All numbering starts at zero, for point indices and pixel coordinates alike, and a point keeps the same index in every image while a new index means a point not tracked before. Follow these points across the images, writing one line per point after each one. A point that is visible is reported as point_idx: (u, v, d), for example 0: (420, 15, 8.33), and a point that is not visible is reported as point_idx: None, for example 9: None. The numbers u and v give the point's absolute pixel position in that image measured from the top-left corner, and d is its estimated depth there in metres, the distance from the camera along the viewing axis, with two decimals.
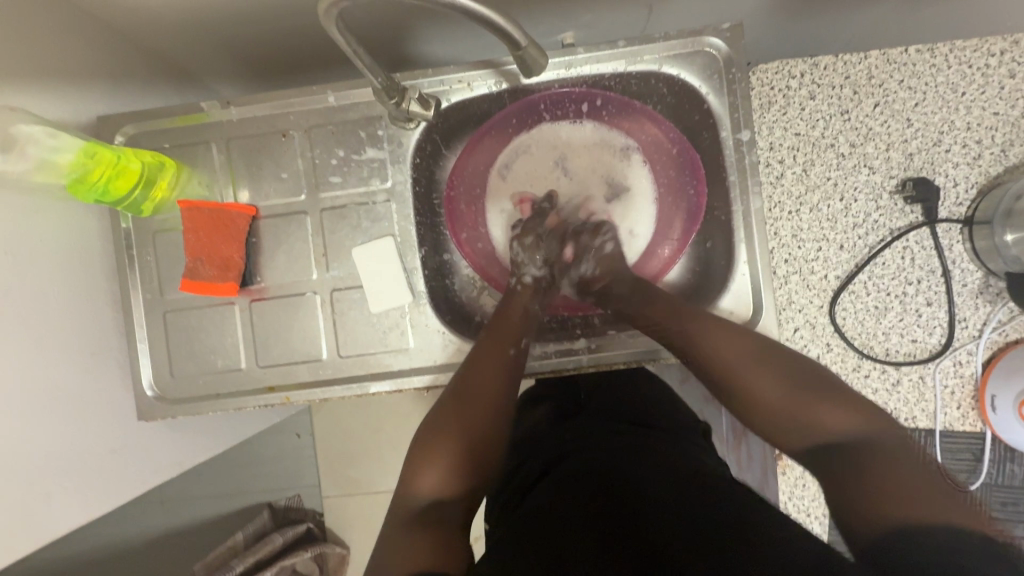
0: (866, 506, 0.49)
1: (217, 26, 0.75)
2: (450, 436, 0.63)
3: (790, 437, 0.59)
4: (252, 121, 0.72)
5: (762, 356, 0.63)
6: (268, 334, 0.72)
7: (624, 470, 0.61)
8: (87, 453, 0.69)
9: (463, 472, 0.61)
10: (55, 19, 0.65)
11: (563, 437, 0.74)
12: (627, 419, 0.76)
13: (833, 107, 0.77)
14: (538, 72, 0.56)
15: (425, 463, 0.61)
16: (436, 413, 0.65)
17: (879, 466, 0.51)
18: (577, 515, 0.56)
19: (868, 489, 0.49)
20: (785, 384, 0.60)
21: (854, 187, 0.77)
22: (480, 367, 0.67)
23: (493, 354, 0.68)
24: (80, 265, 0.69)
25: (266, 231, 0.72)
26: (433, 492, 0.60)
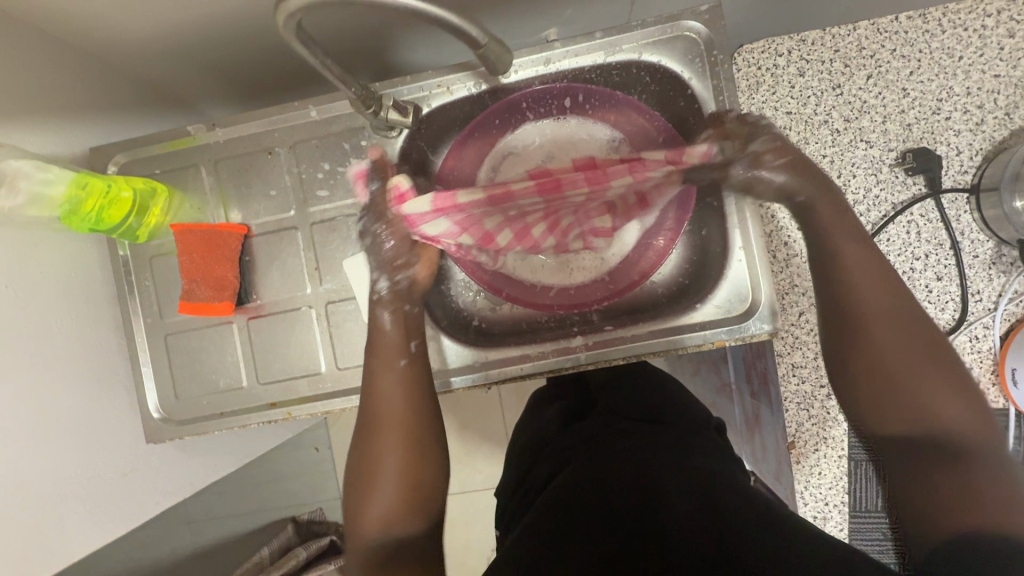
0: (956, 511, 0.48)
1: (201, 47, 0.77)
2: (378, 465, 0.62)
3: (890, 414, 0.54)
4: (239, 141, 0.73)
5: (901, 320, 0.56)
6: (267, 351, 0.73)
7: (631, 471, 0.60)
8: (97, 479, 0.70)
9: (404, 496, 0.61)
10: (39, 55, 0.66)
11: (569, 437, 0.73)
12: (634, 414, 0.74)
13: (824, 82, 0.75)
14: (504, 60, 0.55)
15: (364, 499, 0.61)
16: (358, 444, 0.64)
17: (984, 478, 0.49)
18: (586, 516, 0.55)
19: (960, 485, 0.49)
20: (918, 356, 0.55)
21: (851, 163, 0.74)
22: (388, 388, 0.65)
23: (395, 370, 0.65)
24: (79, 294, 0.70)
25: (259, 249, 0.73)
26: (380, 527, 0.60)
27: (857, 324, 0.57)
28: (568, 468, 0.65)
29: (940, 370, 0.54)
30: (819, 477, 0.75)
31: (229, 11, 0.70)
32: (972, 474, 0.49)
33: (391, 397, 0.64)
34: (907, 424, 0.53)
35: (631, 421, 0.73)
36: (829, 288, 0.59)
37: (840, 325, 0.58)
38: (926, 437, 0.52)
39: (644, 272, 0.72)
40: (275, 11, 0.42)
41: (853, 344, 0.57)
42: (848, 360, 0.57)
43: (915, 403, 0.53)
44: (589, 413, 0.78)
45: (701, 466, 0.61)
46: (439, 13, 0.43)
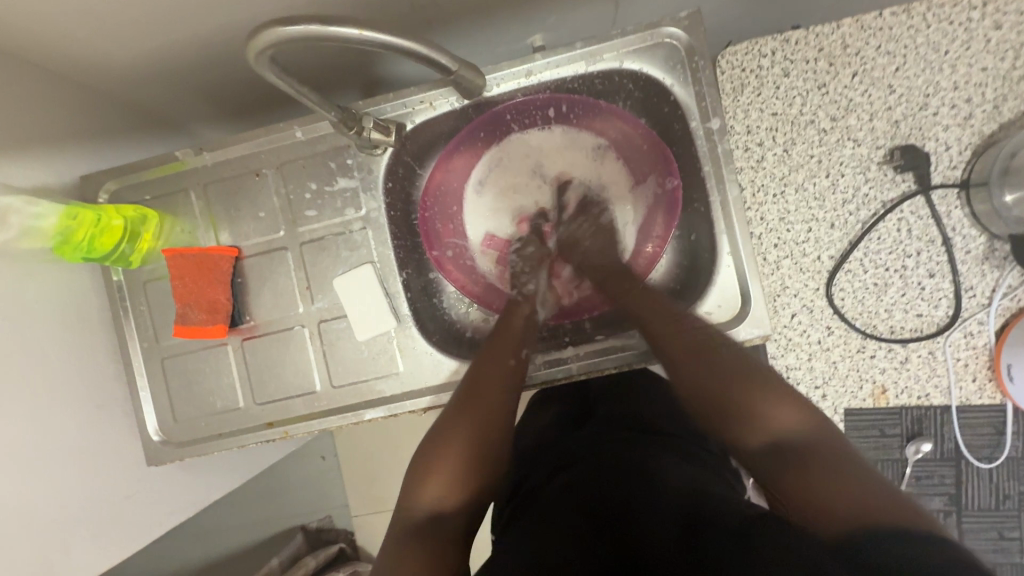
0: (816, 498, 0.47)
1: (186, 68, 0.77)
2: (459, 444, 0.63)
3: (744, 435, 0.57)
4: (226, 164, 0.73)
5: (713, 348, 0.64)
6: (262, 371, 0.73)
7: (619, 481, 0.60)
8: (100, 502, 0.71)
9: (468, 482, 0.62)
10: (27, 87, 0.67)
11: (564, 449, 0.73)
12: (623, 425, 0.74)
13: (809, 82, 0.74)
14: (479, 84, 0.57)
15: (430, 471, 0.62)
16: (442, 417, 0.66)
17: (825, 466, 0.50)
18: (566, 520, 0.56)
19: (802, 476, 0.50)
20: (737, 377, 0.61)
21: (839, 162, 0.74)
22: (492, 378, 0.67)
23: (501, 365, 0.68)
24: (77, 321, 0.71)
25: (250, 270, 0.73)
26: (431, 505, 0.60)
27: (680, 358, 0.65)
28: (557, 479, 0.65)
29: (761, 384, 0.59)
30: None
31: (211, 34, 0.71)
32: (813, 465, 0.50)
33: (488, 385, 0.67)
34: (753, 439, 0.56)
35: (621, 429, 0.73)
36: (666, 329, 0.67)
37: (678, 364, 0.65)
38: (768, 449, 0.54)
39: (634, 280, 0.72)
40: (246, 46, 0.43)
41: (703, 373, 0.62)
42: (694, 393, 0.63)
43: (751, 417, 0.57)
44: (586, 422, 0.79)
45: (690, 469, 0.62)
46: (411, 46, 0.45)
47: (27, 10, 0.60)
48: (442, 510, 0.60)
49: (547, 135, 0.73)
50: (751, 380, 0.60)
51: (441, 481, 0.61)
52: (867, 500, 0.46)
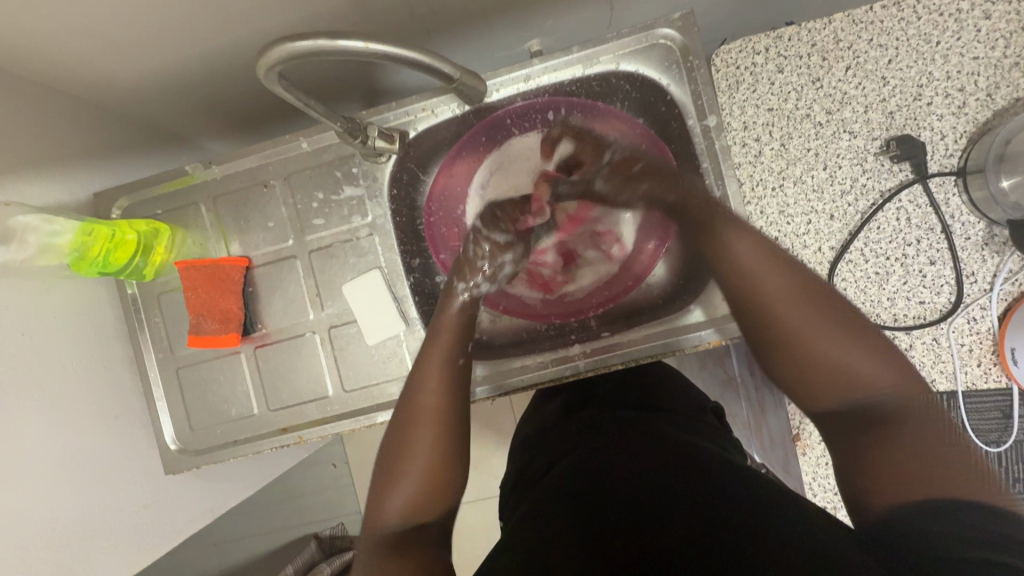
0: (887, 476, 0.48)
1: (193, 85, 0.79)
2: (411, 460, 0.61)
3: (823, 394, 0.54)
4: (235, 177, 0.75)
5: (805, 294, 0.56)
6: (275, 377, 0.75)
7: (620, 461, 0.61)
8: (121, 512, 0.73)
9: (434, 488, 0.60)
10: (41, 110, 0.69)
11: (568, 429, 0.74)
12: (630, 404, 0.75)
13: (803, 77, 0.75)
14: (478, 89, 0.58)
15: (390, 485, 0.60)
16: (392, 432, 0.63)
17: (908, 434, 0.48)
18: (569, 507, 0.57)
19: (886, 457, 0.48)
20: (827, 327, 0.54)
21: (836, 154, 0.75)
22: (431, 383, 0.64)
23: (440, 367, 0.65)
24: (94, 336, 0.73)
25: (261, 280, 0.75)
26: (400, 516, 0.59)
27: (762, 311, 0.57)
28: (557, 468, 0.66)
29: (851, 334, 0.53)
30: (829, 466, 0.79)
31: (217, 50, 0.73)
32: (900, 441, 0.48)
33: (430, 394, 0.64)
34: (832, 397, 0.53)
35: (623, 414, 0.73)
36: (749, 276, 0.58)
37: (760, 316, 0.57)
38: (849, 407, 0.52)
39: (637, 276, 0.73)
40: (257, 65, 0.45)
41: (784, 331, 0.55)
42: (773, 343, 0.56)
43: (829, 375, 0.53)
44: (590, 404, 0.79)
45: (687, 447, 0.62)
46: (412, 54, 0.46)
47: (41, 35, 0.62)
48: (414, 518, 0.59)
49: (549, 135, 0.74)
50: (836, 328, 0.54)
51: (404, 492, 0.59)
52: (946, 476, 0.45)
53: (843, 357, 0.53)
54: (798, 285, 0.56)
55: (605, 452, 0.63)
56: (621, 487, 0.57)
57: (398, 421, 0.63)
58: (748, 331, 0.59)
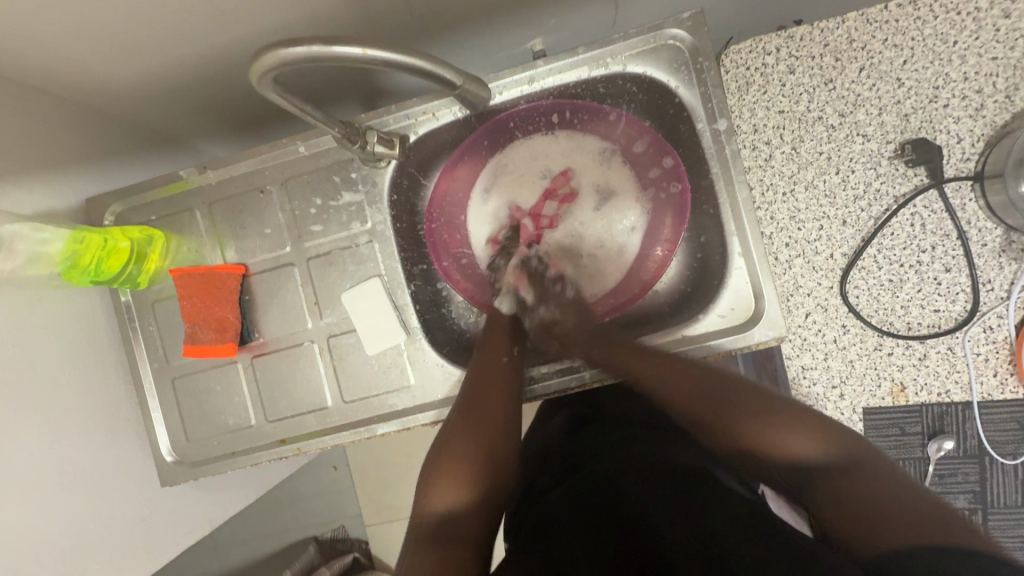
0: (850, 524, 0.50)
1: (188, 87, 0.77)
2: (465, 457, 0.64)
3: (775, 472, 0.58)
4: (231, 182, 0.73)
5: (702, 377, 0.63)
6: (273, 388, 0.73)
7: (627, 472, 0.60)
8: (117, 526, 0.71)
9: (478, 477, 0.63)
10: (31, 115, 0.67)
11: (575, 441, 0.73)
12: (638, 417, 0.74)
13: (815, 78, 0.73)
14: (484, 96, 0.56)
15: (439, 476, 0.63)
16: (449, 433, 0.66)
17: (858, 491, 0.51)
18: (575, 516, 0.57)
19: (850, 509, 0.51)
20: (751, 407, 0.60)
21: (849, 158, 0.73)
22: (503, 388, 0.67)
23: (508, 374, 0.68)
24: (87, 346, 0.71)
25: (257, 287, 0.73)
26: (440, 511, 0.61)
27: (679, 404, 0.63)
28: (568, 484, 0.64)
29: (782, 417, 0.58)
30: None
31: (212, 51, 0.71)
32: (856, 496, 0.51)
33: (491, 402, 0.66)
34: (779, 465, 0.57)
35: (634, 426, 0.72)
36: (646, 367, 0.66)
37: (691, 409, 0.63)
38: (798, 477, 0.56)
39: (645, 284, 0.71)
40: (250, 73, 0.43)
41: (715, 408, 0.61)
42: (693, 409, 0.63)
43: (771, 439, 0.57)
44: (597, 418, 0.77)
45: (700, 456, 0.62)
46: (415, 61, 0.45)
47: (30, 36, 0.60)
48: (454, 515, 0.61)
49: (553, 138, 0.72)
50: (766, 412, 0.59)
51: (445, 489, 0.62)
52: (895, 521, 0.48)
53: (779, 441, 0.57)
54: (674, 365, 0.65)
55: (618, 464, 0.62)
56: (634, 500, 0.56)
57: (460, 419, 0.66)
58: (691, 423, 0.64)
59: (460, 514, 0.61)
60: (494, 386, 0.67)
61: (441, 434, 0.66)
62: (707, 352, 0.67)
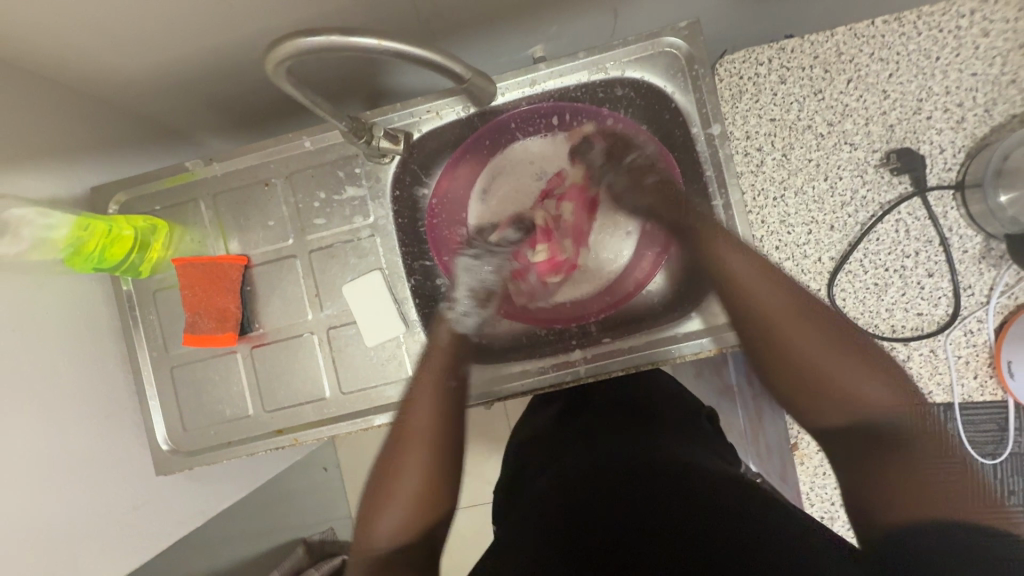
0: (908, 500, 0.52)
1: (196, 82, 0.79)
2: (403, 491, 0.63)
3: (830, 419, 0.58)
4: (236, 174, 0.74)
5: (795, 305, 0.61)
6: (271, 378, 0.74)
7: (611, 462, 0.62)
8: (111, 514, 0.71)
9: (417, 508, 0.63)
10: (41, 104, 0.69)
11: (565, 429, 0.75)
12: (633, 405, 0.75)
13: (805, 88, 0.76)
14: (489, 91, 0.57)
15: (378, 510, 0.62)
16: (379, 468, 0.65)
17: (911, 460, 0.53)
18: (558, 503, 0.58)
19: (903, 479, 0.53)
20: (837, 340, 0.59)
21: (837, 166, 0.76)
22: (422, 415, 0.67)
23: (431, 398, 0.67)
24: (86, 333, 0.71)
25: (259, 278, 0.74)
26: (389, 536, 0.61)
27: (769, 326, 0.61)
28: (547, 477, 0.65)
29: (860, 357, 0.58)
30: (825, 475, 0.82)
31: (221, 47, 0.73)
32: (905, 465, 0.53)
33: (416, 433, 0.66)
34: (839, 416, 0.57)
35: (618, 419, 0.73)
36: (742, 291, 0.64)
37: (775, 338, 0.60)
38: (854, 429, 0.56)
39: (639, 282, 0.73)
40: (271, 63, 0.44)
41: (785, 366, 0.60)
42: (772, 360, 0.61)
43: (843, 396, 0.57)
44: (584, 408, 0.78)
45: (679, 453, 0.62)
46: (424, 52, 0.46)
47: (43, 27, 0.62)
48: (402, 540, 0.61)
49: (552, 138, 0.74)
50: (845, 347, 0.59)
51: (392, 514, 0.62)
52: (936, 495, 0.52)
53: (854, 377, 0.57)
54: (769, 290, 0.62)
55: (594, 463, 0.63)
56: (610, 489, 0.57)
57: (389, 452, 0.66)
58: (752, 349, 0.63)
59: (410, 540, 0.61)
60: (417, 416, 0.67)
61: (382, 459, 0.65)
62: (697, 349, 0.69)
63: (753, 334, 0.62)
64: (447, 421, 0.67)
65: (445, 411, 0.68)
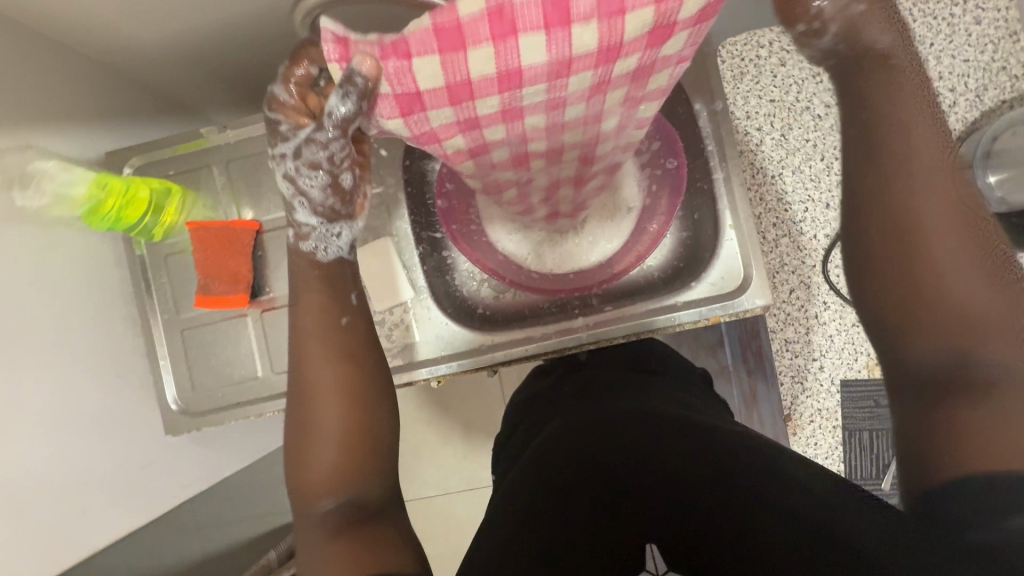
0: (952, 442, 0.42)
1: (211, 53, 0.81)
2: (324, 453, 0.54)
3: (913, 338, 0.44)
4: (250, 141, 0.76)
5: (954, 211, 0.42)
6: (280, 341, 0.75)
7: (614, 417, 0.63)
8: (120, 470, 0.73)
9: (342, 462, 0.54)
10: (60, 65, 0.70)
11: (567, 387, 0.77)
12: (631, 365, 0.79)
13: (804, 71, 0.79)
14: None
15: (306, 473, 0.54)
16: (292, 432, 0.55)
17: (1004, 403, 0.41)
18: (569, 458, 0.60)
19: (970, 430, 0.41)
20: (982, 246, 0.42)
21: (833, 146, 0.78)
22: (319, 360, 0.55)
23: (321, 339, 0.55)
24: (100, 291, 0.73)
25: (270, 244, 0.76)
26: (327, 496, 0.53)
27: (893, 217, 0.43)
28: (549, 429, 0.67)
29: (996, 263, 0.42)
30: (816, 447, 0.81)
31: (236, 19, 0.74)
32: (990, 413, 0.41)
33: (318, 384, 0.55)
34: (941, 336, 0.42)
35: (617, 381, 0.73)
36: (884, 166, 0.44)
37: (903, 228, 0.43)
38: (937, 358, 0.43)
39: (639, 255, 0.75)
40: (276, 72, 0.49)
41: (906, 238, 0.43)
42: (886, 234, 0.44)
43: (958, 296, 0.41)
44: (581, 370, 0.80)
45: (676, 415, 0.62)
46: None
47: None
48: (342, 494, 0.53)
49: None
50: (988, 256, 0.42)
51: (323, 471, 0.54)
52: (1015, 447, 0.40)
53: (977, 289, 0.41)
54: (921, 172, 0.43)
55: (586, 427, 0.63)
56: (621, 449, 0.59)
57: (296, 415, 0.55)
58: (876, 234, 0.45)
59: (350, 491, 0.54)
60: (313, 367, 0.55)
61: (293, 413, 0.56)
62: (694, 318, 0.71)
63: (854, 221, 0.46)
64: (349, 359, 0.56)
65: (348, 348, 0.56)
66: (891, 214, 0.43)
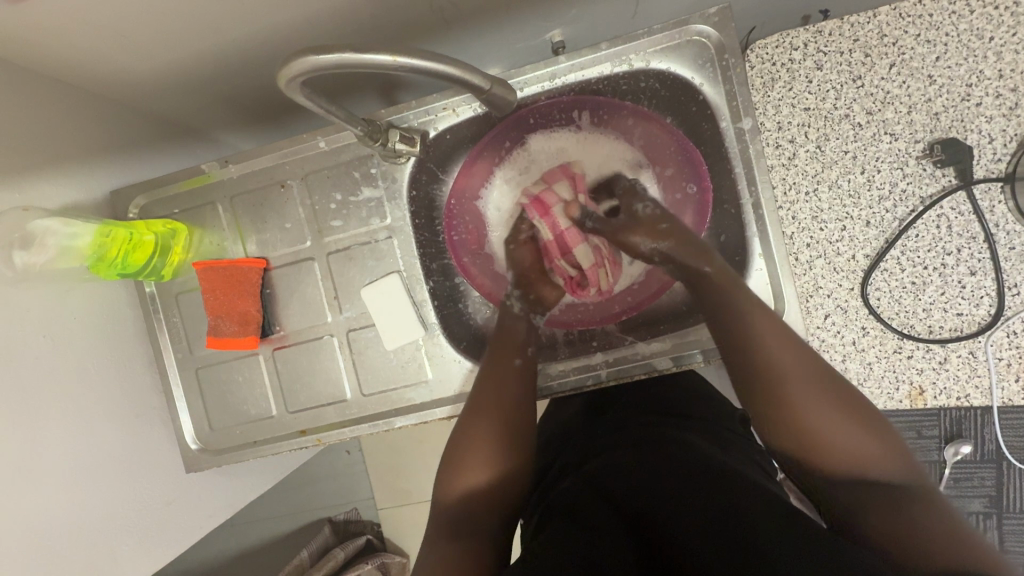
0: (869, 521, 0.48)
1: (208, 78, 0.77)
2: (472, 478, 0.60)
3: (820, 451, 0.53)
4: (252, 176, 0.74)
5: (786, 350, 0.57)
6: (293, 379, 0.74)
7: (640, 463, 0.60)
8: (145, 509, 0.74)
9: (503, 456, 0.62)
10: (56, 104, 0.68)
11: (591, 430, 0.73)
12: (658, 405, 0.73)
13: (843, 74, 0.71)
14: (510, 100, 0.57)
15: (467, 458, 0.62)
16: (452, 451, 0.63)
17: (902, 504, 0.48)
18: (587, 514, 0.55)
19: (881, 510, 0.48)
20: (825, 403, 0.55)
21: (876, 157, 0.71)
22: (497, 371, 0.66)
23: (508, 370, 0.66)
24: (116, 334, 0.73)
25: (277, 281, 0.74)
26: (468, 487, 0.60)
27: (743, 347, 0.59)
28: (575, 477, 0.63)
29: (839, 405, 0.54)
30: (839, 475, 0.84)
31: (232, 43, 0.71)
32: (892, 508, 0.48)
33: (490, 413, 0.64)
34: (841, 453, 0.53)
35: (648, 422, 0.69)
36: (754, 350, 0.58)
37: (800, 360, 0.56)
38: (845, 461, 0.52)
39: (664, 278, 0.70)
40: (279, 77, 0.44)
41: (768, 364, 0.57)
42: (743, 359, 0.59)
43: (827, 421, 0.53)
44: (611, 407, 0.76)
45: (686, 451, 0.61)
46: (449, 69, 0.46)
47: (55, 34, 0.61)
48: (480, 489, 0.60)
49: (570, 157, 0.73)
50: (844, 411, 0.54)
51: (474, 467, 0.61)
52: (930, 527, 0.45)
53: (836, 428, 0.53)
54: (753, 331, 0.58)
55: (598, 470, 0.62)
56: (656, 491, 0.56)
57: (458, 447, 0.63)
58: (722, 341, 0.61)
59: (484, 492, 0.60)
60: (500, 384, 0.65)
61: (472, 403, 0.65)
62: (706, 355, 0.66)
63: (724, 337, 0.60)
64: (521, 376, 0.67)
65: (501, 413, 0.64)
66: (733, 346, 0.60)
